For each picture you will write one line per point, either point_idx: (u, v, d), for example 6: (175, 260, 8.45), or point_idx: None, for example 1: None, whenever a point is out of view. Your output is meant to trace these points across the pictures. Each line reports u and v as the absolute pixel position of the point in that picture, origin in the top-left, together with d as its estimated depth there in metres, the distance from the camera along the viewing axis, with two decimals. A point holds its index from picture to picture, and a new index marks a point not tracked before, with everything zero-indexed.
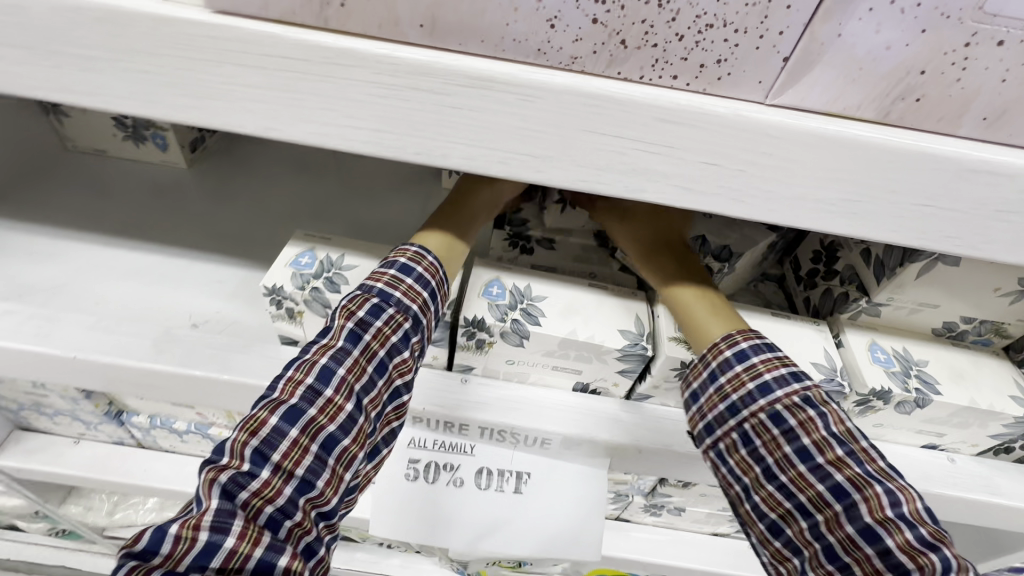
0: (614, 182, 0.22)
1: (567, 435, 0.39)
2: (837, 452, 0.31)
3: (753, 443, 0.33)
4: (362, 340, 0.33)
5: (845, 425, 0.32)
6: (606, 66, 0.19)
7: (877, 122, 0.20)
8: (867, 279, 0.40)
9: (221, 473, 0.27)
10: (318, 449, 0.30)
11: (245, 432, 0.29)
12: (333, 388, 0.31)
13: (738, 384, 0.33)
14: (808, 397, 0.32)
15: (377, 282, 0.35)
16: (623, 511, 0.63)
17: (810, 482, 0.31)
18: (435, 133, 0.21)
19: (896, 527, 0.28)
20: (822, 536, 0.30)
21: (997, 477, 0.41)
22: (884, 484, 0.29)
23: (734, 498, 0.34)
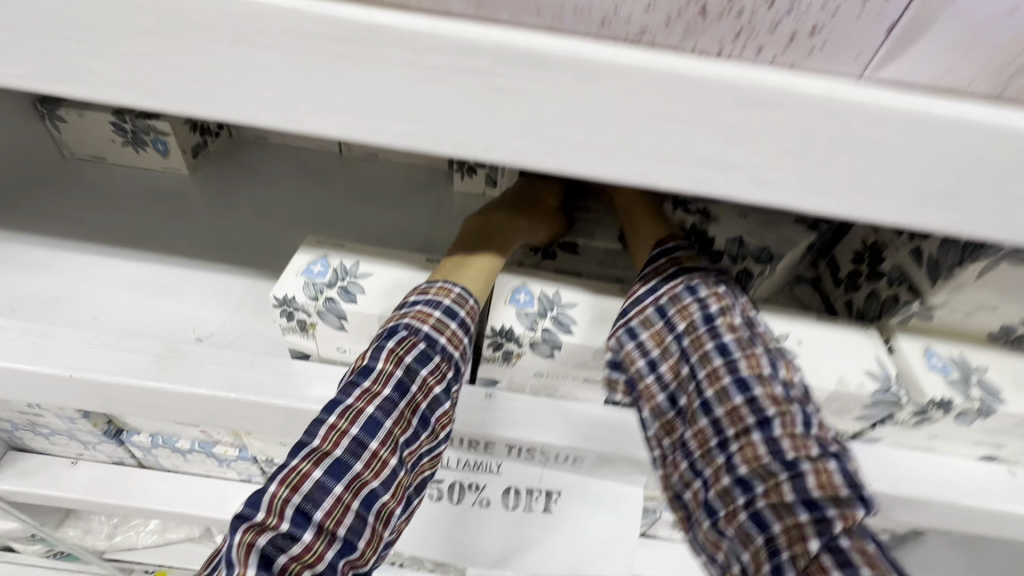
0: (680, 175, 0.19)
1: (602, 452, 0.37)
2: (735, 318, 0.33)
3: (663, 314, 0.35)
4: (409, 392, 0.32)
5: (749, 309, 0.35)
6: (682, 39, 0.17)
7: (987, 99, 0.17)
8: (919, 279, 0.37)
9: (259, 537, 0.28)
10: (358, 506, 0.30)
11: (285, 487, 0.29)
12: (378, 441, 0.31)
13: (660, 269, 0.36)
14: (721, 279, 0.35)
15: (425, 324, 0.33)
16: (648, 528, 0.59)
17: (702, 342, 0.33)
18: (478, 121, 0.18)
19: (766, 378, 0.31)
20: (704, 394, 0.32)
21: None
22: (766, 348, 0.32)
23: (633, 373, 0.35)
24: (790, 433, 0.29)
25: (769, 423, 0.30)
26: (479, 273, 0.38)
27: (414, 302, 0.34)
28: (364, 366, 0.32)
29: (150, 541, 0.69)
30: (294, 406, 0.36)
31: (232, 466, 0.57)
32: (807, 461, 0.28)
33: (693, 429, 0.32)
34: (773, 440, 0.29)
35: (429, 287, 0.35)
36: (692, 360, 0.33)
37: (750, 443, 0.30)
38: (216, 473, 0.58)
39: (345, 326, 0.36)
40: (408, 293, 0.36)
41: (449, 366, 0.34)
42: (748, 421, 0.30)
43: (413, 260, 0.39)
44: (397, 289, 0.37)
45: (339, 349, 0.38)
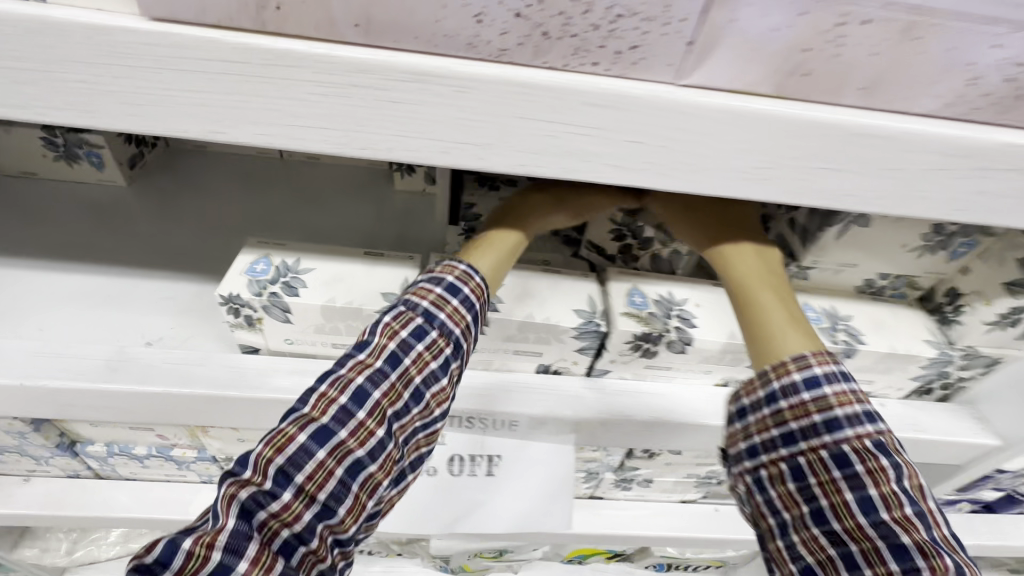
0: (551, 163, 0.24)
1: (532, 415, 0.42)
2: (904, 509, 0.29)
3: (804, 479, 0.31)
4: (401, 365, 0.34)
5: (918, 480, 0.30)
6: (531, 55, 0.21)
7: (773, 95, 0.22)
8: (795, 245, 0.43)
9: (241, 490, 0.30)
10: (341, 473, 0.32)
11: (270, 448, 0.31)
12: (365, 411, 0.32)
13: (801, 412, 0.32)
14: (881, 442, 0.30)
15: (423, 301, 0.36)
16: (595, 490, 0.65)
17: (853, 517, 0.30)
18: (380, 127, 0.22)
19: (888, 485, 0.29)
20: (813, 498, 0.31)
21: (921, 415, 0.47)
22: (951, 555, 0.28)
23: (765, 529, 0.33)
24: (916, 539, 0.28)
25: None
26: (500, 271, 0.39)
27: (419, 280, 0.37)
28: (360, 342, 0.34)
29: (112, 553, 0.69)
30: (247, 397, 0.39)
31: (192, 468, 0.58)
32: (923, 560, 0.28)
33: (801, 534, 0.31)
34: (898, 546, 0.29)
35: (439, 266, 0.38)
36: (847, 546, 0.30)
37: (873, 548, 0.29)
38: (176, 476, 0.60)
39: (291, 319, 0.39)
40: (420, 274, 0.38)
41: (444, 338, 0.35)
42: (875, 539, 0.29)
43: (352, 255, 0.42)
44: (336, 282, 0.40)
45: (287, 341, 0.41)
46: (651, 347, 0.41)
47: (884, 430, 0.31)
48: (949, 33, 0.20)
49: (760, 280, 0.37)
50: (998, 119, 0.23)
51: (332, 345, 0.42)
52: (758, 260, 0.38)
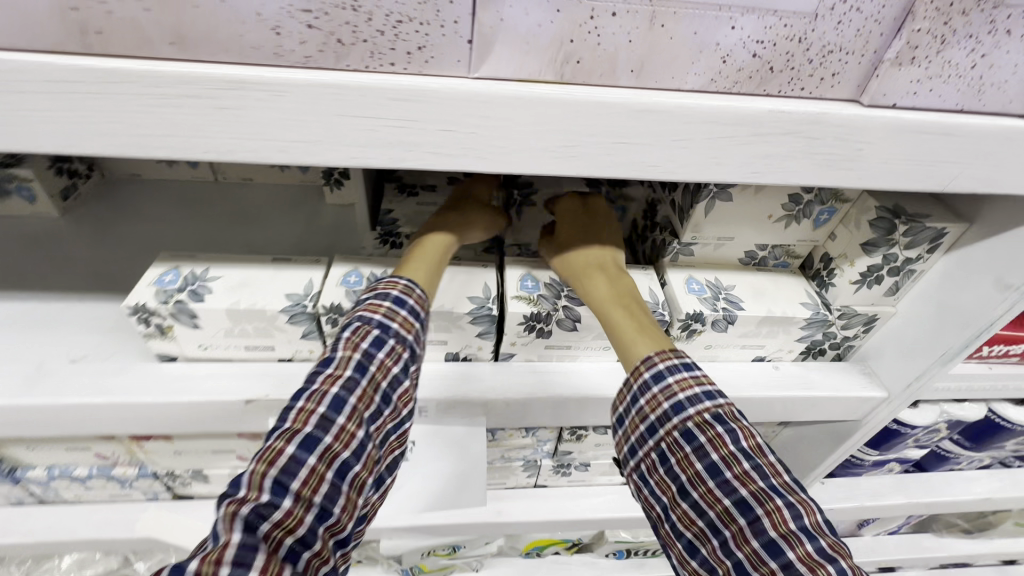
0: (377, 154, 0.27)
1: (439, 399, 0.44)
2: (744, 468, 0.36)
3: (669, 462, 0.38)
4: (369, 372, 0.37)
5: (752, 440, 0.37)
6: (334, 60, 0.24)
7: (558, 82, 0.26)
8: (676, 224, 0.47)
9: (242, 507, 0.31)
10: (332, 476, 0.34)
11: (262, 463, 0.33)
12: (344, 416, 0.35)
13: (654, 404, 0.39)
14: (717, 414, 0.38)
15: (376, 313, 0.38)
16: (538, 479, 0.67)
17: (714, 492, 0.36)
18: (214, 131, 0.25)
19: (728, 449, 0.36)
20: (677, 476, 0.38)
21: (812, 374, 0.50)
22: (785, 501, 0.34)
23: (657, 514, 0.40)
24: (753, 491, 0.35)
25: (782, 550, 0.33)
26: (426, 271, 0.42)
27: (366, 298, 0.40)
28: (326, 358, 0.37)
29: None
30: (161, 402, 0.41)
31: (135, 486, 0.59)
32: (761, 507, 0.34)
33: (677, 511, 0.38)
34: (740, 500, 0.35)
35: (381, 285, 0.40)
36: (711, 513, 0.36)
37: (724, 509, 0.35)
38: (122, 496, 0.61)
39: (200, 324, 0.41)
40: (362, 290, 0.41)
41: (407, 344, 0.39)
42: (724, 499, 0.36)
43: (259, 261, 0.44)
44: (243, 286, 0.42)
45: (200, 346, 0.43)
46: (546, 328, 0.44)
47: (723, 404, 0.39)
48: (684, 19, 0.24)
49: (614, 298, 0.42)
50: (762, 91, 0.27)
51: (246, 347, 0.44)
52: (609, 283, 0.43)
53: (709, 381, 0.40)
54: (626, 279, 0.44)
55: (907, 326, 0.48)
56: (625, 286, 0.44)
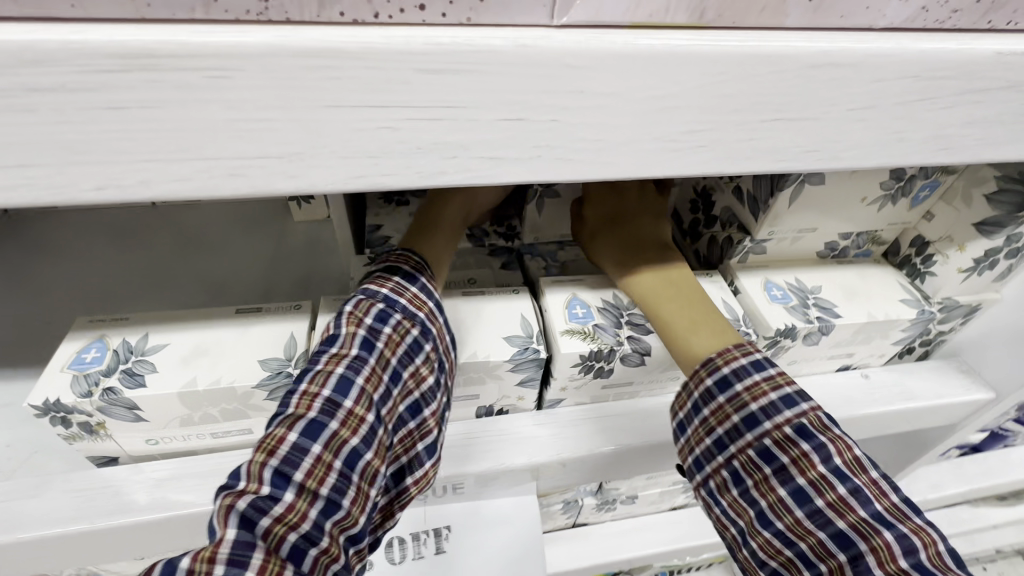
0: (394, 164, 0.17)
1: (480, 471, 0.34)
2: (840, 493, 0.27)
3: (743, 483, 0.30)
4: (377, 348, 0.29)
5: (852, 452, 0.28)
6: (317, 11, 0.15)
7: (693, 26, 0.17)
8: (745, 217, 0.38)
9: (240, 499, 0.23)
10: (342, 465, 0.26)
11: (260, 451, 0.25)
12: (353, 398, 0.27)
13: (722, 417, 0.31)
14: (802, 426, 0.29)
15: (382, 288, 0.31)
16: (578, 517, 0.58)
17: (809, 527, 0.27)
18: (123, 147, 0.15)
19: (817, 468, 0.28)
20: (755, 501, 0.29)
21: (908, 380, 0.42)
22: (899, 534, 0.26)
23: (730, 544, 0.30)
24: (854, 522, 0.26)
25: None
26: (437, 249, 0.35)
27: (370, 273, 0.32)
28: (326, 336, 0.29)
29: None
30: (102, 525, 0.30)
31: None
32: (865, 543, 0.26)
33: (756, 542, 0.29)
34: (839, 534, 0.27)
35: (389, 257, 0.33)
36: (800, 544, 0.27)
37: (818, 541, 0.27)
38: None
39: (144, 416, 0.30)
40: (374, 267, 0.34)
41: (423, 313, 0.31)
42: (818, 531, 0.27)
43: (220, 316, 0.33)
44: (198, 355, 0.31)
45: (149, 441, 0.32)
46: (605, 366, 0.34)
47: (809, 410, 0.29)
48: None
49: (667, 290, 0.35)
50: (984, 25, 0.18)
51: (212, 435, 0.33)
52: (657, 274, 0.36)
53: (788, 380, 0.30)
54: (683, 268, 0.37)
55: (1007, 314, 0.41)
56: (683, 280, 0.36)
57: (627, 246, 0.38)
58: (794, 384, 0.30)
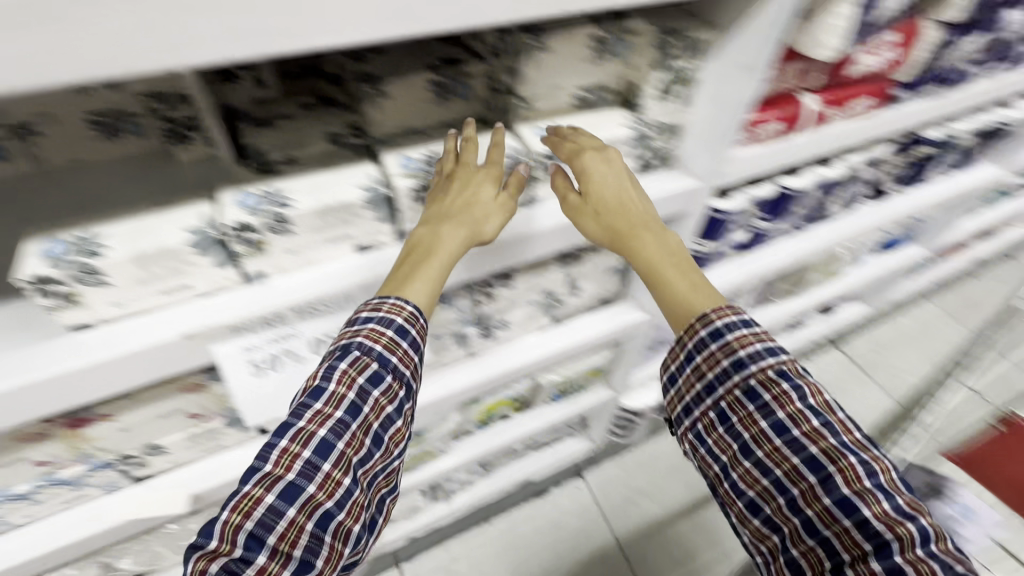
0: (237, 41, 0.31)
1: (365, 279, 0.52)
2: (810, 427, 0.49)
3: (731, 419, 0.54)
4: (359, 412, 0.47)
5: (821, 400, 0.51)
6: None
7: None
8: (511, 83, 0.56)
9: (212, 560, 0.41)
10: (312, 528, 0.44)
11: (238, 512, 0.42)
12: (328, 463, 0.45)
13: (712, 361, 0.55)
14: (781, 371, 0.51)
15: (376, 343, 0.49)
16: (471, 350, 0.78)
17: (785, 454, 0.50)
18: (77, 47, 0.28)
19: (793, 406, 0.50)
20: (740, 433, 0.53)
21: (646, 183, 0.64)
22: (856, 456, 0.47)
23: (721, 468, 0.55)
24: (824, 448, 0.48)
25: (837, 482, 0.46)
26: (425, 284, 0.49)
27: (364, 316, 0.48)
28: (310, 390, 0.46)
29: None
30: (97, 361, 0.43)
31: (90, 483, 0.59)
32: (834, 464, 0.47)
33: (741, 468, 0.53)
34: (810, 456, 0.49)
35: (383, 304, 0.49)
36: (778, 466, 0.50)
37: (792, 465, 0.49)
38: (75, 500, 0.60)
39: (107, 281, 0.42)
40: (357, 309, 0.49)
41: (393, 375, 0.50)
42: (790, 456, 0.50)
43: (143, 209, 0.45)
44: (137, 233, 0.43)
45: (115, 303, 0.45)
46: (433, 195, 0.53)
47: (787, 360, 0.53)
48: None
49: (668, 268, 0.58)
50: None
51: (161, 292, 0.46)
52: (654, 245, 0.57)
53: (768, 338, 0.54)
54: (670, 237, 0.58)
55: (704, 125, 0.62)
56: (676, 253, 0.58)
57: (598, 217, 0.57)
58: (774, 343, 0.54)
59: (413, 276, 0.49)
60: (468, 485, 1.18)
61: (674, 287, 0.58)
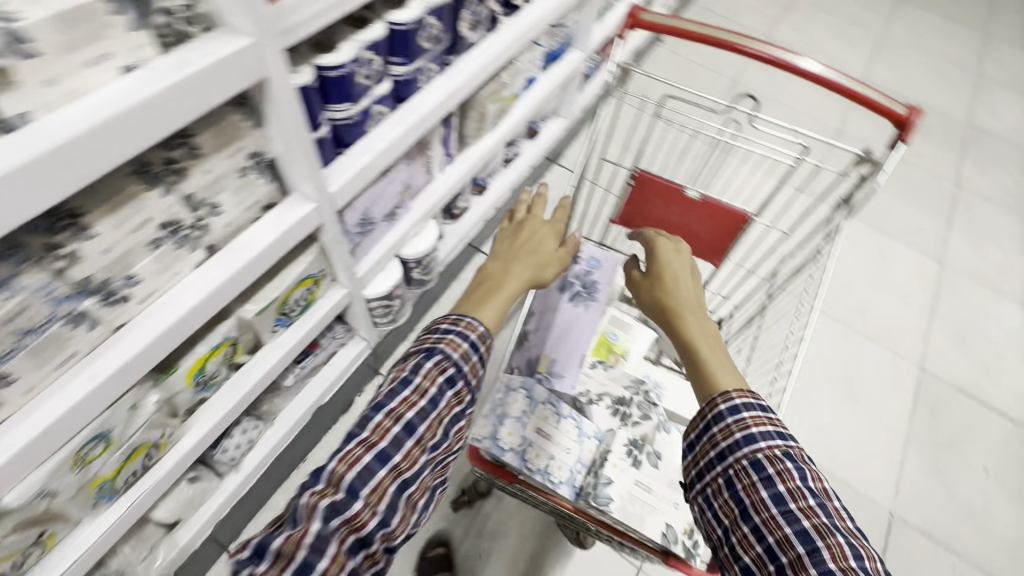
0: None
1: None
2: (805, 507, 0.58)
3: (736, 487, 0.63)
4: (437, 403, 0.68)
5: (827, 491, 0.61)
6: None
7: None
8: None
9: (319, 500, 0.58)
10: (394, 489, 0.61)
11: (342, 464, 0.60)
12: (412, 437, 0.64)
13: (726, 431, 0.66)
14: (785, 453, 0.62)
15: (455, 351, 0.72)
16: (112, 321, 0.64)
17: (778, 525, 0.57)
18: None
19: (791, 483, 0.59)
20: (741, 499, 0.62)
21: (184, 56, 0.53)
22: (844, 540, 0.54)
23: (716, 518, 0.65)
24: (813, 525, 0.56)
25: (828, 571, 0.52)
26: (491, 310, 0.81)
27: (450, 335, 0.73)
28: (401, 378, 0.68)
29: None
30: None
31: None
32: (820, 540, 0.55)
33: (741, 531, 0.61)
34: (800, 529, 0.56)
35: (461, 322, 0.75)
36: (768, 534, 0.58)
37: (783, 533, 0.56)
38: None
39: None
40: (444, 319, 0.75)
41: (462, 379, 0.72)
42: (782, 525, 0.57)
43: None
44: None
45: None
46: None
47: (793, 447, 0.64)
48: None
49: (689, 308, 0.84)
50: None
51: None
52: (695, 325, 0.81)
53: (781, 427, 0.66)
54: (708, 324, 0.81)
55: None
56: (711, 332, 0.80)
57: (655, 292, 0.89)
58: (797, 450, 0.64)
59: (484, 303, 0.82)
60: (254, 441, 1.12)
61: (671, 296, 0.86)
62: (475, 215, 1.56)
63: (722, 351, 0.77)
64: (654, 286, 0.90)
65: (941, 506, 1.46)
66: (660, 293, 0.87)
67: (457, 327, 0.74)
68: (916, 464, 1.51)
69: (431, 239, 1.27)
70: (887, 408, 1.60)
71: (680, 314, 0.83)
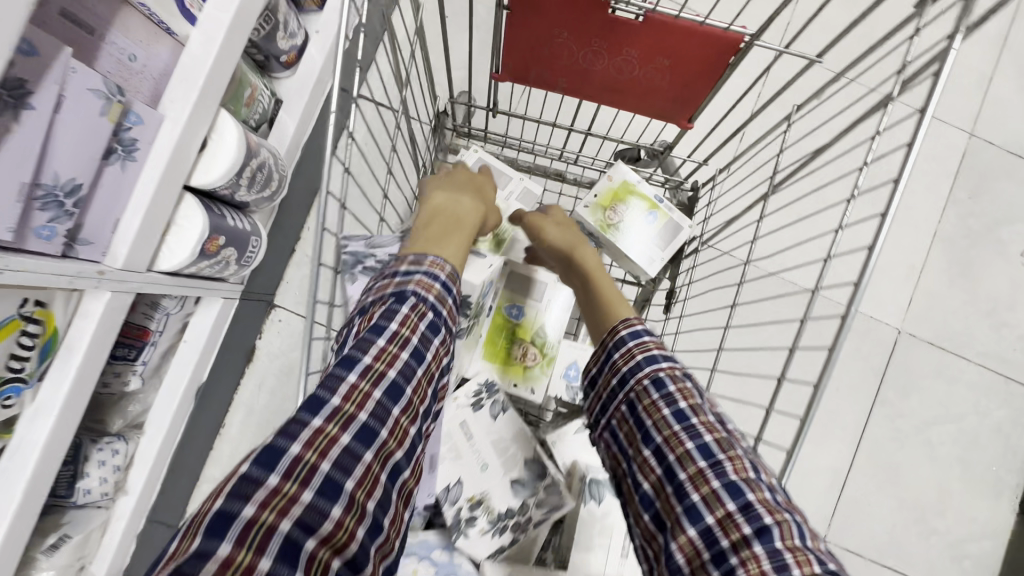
0: None
1: None
2: (706, 421, 0.55)
3: (635, 408, 0.59)
4: (423, 359, 0.55)
5: (718, 407, 0.60)
6: None
7: None
8: None
9: (279, 519, 0.41)
10: (383, 481, 0.48)
11: (314, 451, 0.45)
12: (399, 407, 0.51)
13: (627, 355, 0.62)
14: (686, 372, 0.59)
15: (428, 292, 0.58)
16: None
17: (680, 441, 0.55)
18: None
19: (693, 399, 0.57)
20: (642, 420, 0.58)
21: None
22: (744, 453, 0.53)
23: (619, 450, 0.60)
24: (715, 438, 0.54)
25: (732, 484, 0.51)
26: (453, 248, 0.65)
27: (417, 274, 0.59)
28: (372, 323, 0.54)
29: None
30: None
31: None
32: (721, 454, 0.53)
33: (644, 457, 0.57)
34: (702, 445, 0.54)
35: (422, 262, 0.60)
36: (671, 453, 0.55)
37: (686, 452, 0.54)
38: None
39: None
40: (397, 264, 0.60)
41: (445, 325, 0.59)
42: (683, 441, 0.54)
43: None
44: None
45: None
46: None
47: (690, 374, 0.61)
48: None
49: (580, 243, 0.82)
50: None
51: None
52: (592, 258, 0.78)
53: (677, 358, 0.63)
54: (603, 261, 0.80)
55: None
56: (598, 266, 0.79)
57: (560, 230, 0.83)
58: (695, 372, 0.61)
59: (445, 243, 0.65)
60: (130, 459, 0.91)
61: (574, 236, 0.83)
62: (317, 53, 0.99)
63: (613, 287, 0.74)
64: (556, 224, 0.84)
65: (959, 307, 1.26)
66: (561, 233, 0.83)
67: (415, 275, 0.58)
68: (939, 265, 1.26)
69: (225, 160, 0.75)
70: (914, 200, 1.26)
71: (580, 254, 0.80)
